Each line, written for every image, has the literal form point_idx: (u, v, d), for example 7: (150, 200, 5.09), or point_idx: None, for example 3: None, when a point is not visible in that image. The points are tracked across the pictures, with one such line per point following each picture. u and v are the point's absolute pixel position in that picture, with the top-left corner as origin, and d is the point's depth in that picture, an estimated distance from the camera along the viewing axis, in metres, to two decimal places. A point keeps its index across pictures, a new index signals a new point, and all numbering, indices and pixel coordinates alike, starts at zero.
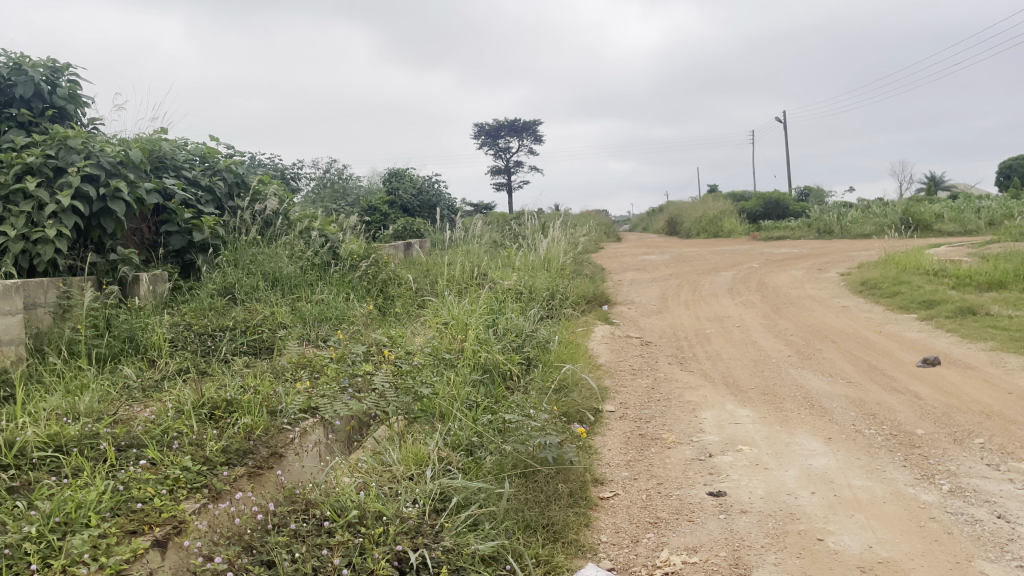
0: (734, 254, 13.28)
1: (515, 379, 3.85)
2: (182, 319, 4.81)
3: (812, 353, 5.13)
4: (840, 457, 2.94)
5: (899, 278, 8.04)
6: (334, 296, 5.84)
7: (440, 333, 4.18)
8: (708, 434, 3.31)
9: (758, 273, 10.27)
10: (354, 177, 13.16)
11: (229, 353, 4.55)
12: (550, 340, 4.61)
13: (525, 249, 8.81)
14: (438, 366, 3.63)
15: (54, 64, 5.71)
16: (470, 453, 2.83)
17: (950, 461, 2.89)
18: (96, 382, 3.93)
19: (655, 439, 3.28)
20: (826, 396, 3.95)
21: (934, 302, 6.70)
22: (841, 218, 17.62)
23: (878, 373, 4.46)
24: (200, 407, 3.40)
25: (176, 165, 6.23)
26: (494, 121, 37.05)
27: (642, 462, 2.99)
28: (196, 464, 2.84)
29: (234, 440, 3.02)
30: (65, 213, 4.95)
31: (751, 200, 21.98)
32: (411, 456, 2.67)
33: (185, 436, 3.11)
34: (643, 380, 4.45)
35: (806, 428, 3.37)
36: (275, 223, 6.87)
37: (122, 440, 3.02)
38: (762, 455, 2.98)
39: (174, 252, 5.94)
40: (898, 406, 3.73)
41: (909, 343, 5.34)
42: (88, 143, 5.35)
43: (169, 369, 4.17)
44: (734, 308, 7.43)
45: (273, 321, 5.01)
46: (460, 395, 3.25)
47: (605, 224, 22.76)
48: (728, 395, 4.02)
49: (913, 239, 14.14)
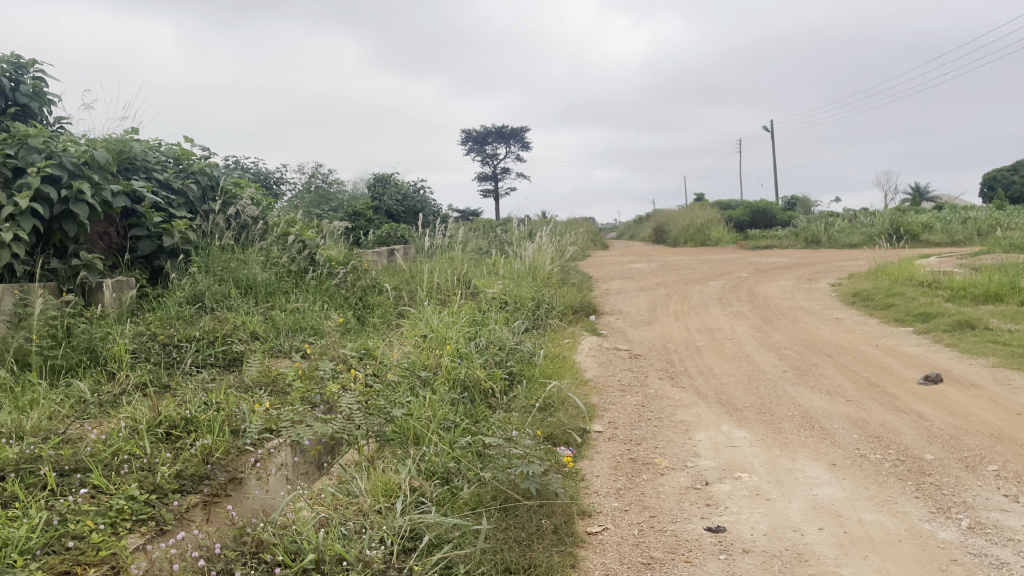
0: (723, 262, 13.12)
1: (496, 398, 3.61)
2: (146, 328, 4.54)
3: (807, 368, 4.92)
4: (847, 487, 2.72)
5: (892, 290, 7.86)
6: (310, 304, 5.58)
7: (418, 346, 3.93)
8: (703, 459, 3.07)
9: (747, 283, 10.09)
10: (339, 182, 12.90)
11: (195, 366, 4.28)
12: (535, 354, 4.39)
13: (511, 257, 8.58)
14: (413, 385, 3.38)
15: (17, 60, 5.44)
16: (445, 482, 2.60)
17: (964, 492, 2.68)
18: (47, 398, 3.63)
19: (647, 464, 3.05)
20: (825, 416, 3.73)
21: (930, 315, 6.52)
22: (829, 227, 17.51)
23: (878, 391, 4.25)
24: (156, 427, 3.13)
25: (147, 167, 5.97)
26: (482, 128, 36.86)
27: (633, 491, 2.76)
28: (143, 492, 2.58)
29: (189, 464, 2.78)
30: (24, 215, 4.66)
31: (739, 209, 21.86)
32: (380, 486, 2.44)
33: (136, 460, 2.85)
34: (633, 397, 4.22)
35: (808, 453, 3.15)
36: (251, 227, 6.60)
37: (65, 464, 2.75)
38: (764, 484, 2.76)
39: (143, 258, 5.66)
40: (902, 428, 3.52)
41: (907, 359, 5.14)
42: (51, 142, 5.09)
43: (129, 382, 3.89)
44: (725, 319, 7.23)
45: (244, 331, 4.74)
46: (437, 415, 3.01)
47: (592, 232, 22.56)
48: (723, 414, 3.79)
49: (902, 250, 14.03)
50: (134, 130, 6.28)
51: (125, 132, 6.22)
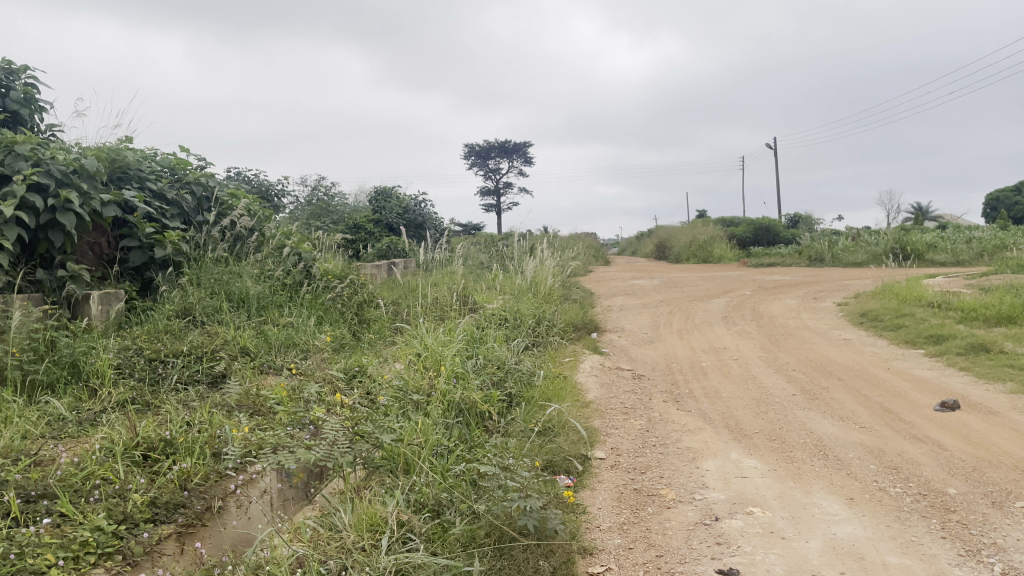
0: (726, 280, 12.94)
1: (493, 422, 3.43)
2: (132, 342, 4.36)
3: (817, 393, 4.73)
4: (868, 526, 2.54)
5: (901, 311, 7.68)
6: (304, 319, 5.41)
7: (411, 365, 3.76)
8: (713, 491, 2.89)
9: (751, 301, 9.91)
10: (340, 195, 12.76)
11: (180, 383, 4.09)
12: (534, 375, 4.21)
13: (512, 272, 8.40)
14: (405, 407, 3.20)
15: (9, 67, 5.31)
16: (436, 516, 2.42)
17: (994, 531, 2.50)
18: (22, 416, 3.44)
19: (652, 495, 2.87)
20: (839, 445, 3.55)
21: (942, 337, 6.34)
22: (833, 245, 17.35)
23: (892, 418, 4.06)
24: (133, 449, 2.94)
25: (140, 176, 5.82)
26: (485, 143, 36.80)
27: (638, 526, 2.58)
28: (112, 522, 2.40)
29: (164, 491, 2.61)
30: (8, 224, 4.51)
31: (742, 226, 21.72)
32: (365, 520, 2.26)
33: (109, 485, 2.67)
34: (637, 421, 4.04)
35: (823, 485, 2.97)
36: (246, 239, 6.43)
37: (32, 490, 2.55)
38: (778, 521, 2.57)
39: (133, 269, 5.49)
40: (920, 459, 3.34)
41: (921, 383, 4.94)
42: (40, 150, 4.95)
43: (110, 400, 3.71)
44: (730, 339, 7.04)
45: (233, 347, 4.56)
46: (429, 441, 2.84)
47: (595, 248, 22.42)
48: (731, 441, 3.61)
49: (908, 269, 13.83)
50: (128, 139, 6.14)
51: (119, 141, 6.08)
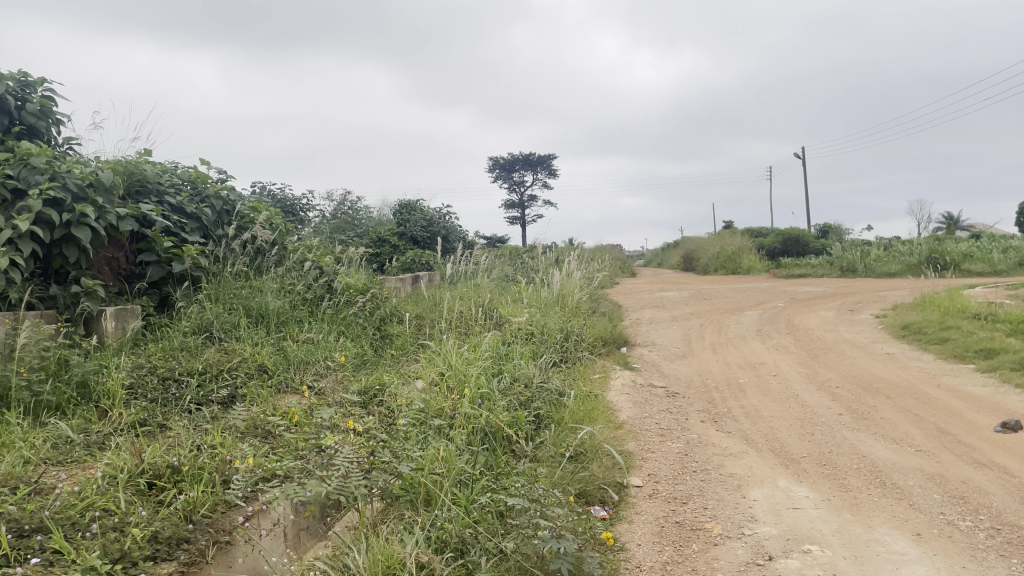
0: (758, 291, 12.63)
1: (521, 447, 3.22)
2: (146, 361, 4.18)
3: (866, 412, 4.42)
4: (941, 567, 2.28)
5: (945, 323, 7.33)
6: (325, 335, 5.24)
7: (434, 386, 3.54)
8: (763, 524, 2.63)
9: (786, 313, 9.59)
10: (365, 208, 12.63)
11: (194, 403, 3.91)
12: (564, 395, 3.98)
13: (538, 285, 8.16)
14: (428, 431, 2.99)
15: (25, 78, 5.21)
16: (460, 556, 2.21)
17: None
18: (26, 440, 3.26)
19: (695, 530, 2.63)
20: (896, 471, 3.28)
21: (992, 352, 6.00)
22: (866, 255, 16.89)
23: (951, 441, 3.76)
24: (138, 476, 2.75)
25: (159, 190, 5.67)
26: (510, 156, 36.71)
27: (683, 566, 2.34)
28: (108, 561, 2.19)
29: (167, 525, 2.41)
30: (22, 239, 4.35)
31: (772, 236, 21.31)
32: (381, 562, 2.05)
33: (109, 517, 2.47)
34: (674, 443, 3.78)
35: (885, 518, 2.70)
36: (266, 253, 6.27)
37: (25, 523, 2.33)
38: (840, 561, 2.31)
39: (151, 284, 5.34)
40: (989, 487, 3.05)
41: (976, 401, 4.63)
42: (56, 162, 4.81)
43: (121, 422, 3.52)
44: (767, 353, 6.76)
45: (251, 365, 4.38)
46: (452, 468, 2.62)
47: (621, 260, 22.13)
48: (778, 466, 3.35)
49: (946, 279, 13.33)
50: (147, 152, 6.02)
51: (138, 155, 5.96)
